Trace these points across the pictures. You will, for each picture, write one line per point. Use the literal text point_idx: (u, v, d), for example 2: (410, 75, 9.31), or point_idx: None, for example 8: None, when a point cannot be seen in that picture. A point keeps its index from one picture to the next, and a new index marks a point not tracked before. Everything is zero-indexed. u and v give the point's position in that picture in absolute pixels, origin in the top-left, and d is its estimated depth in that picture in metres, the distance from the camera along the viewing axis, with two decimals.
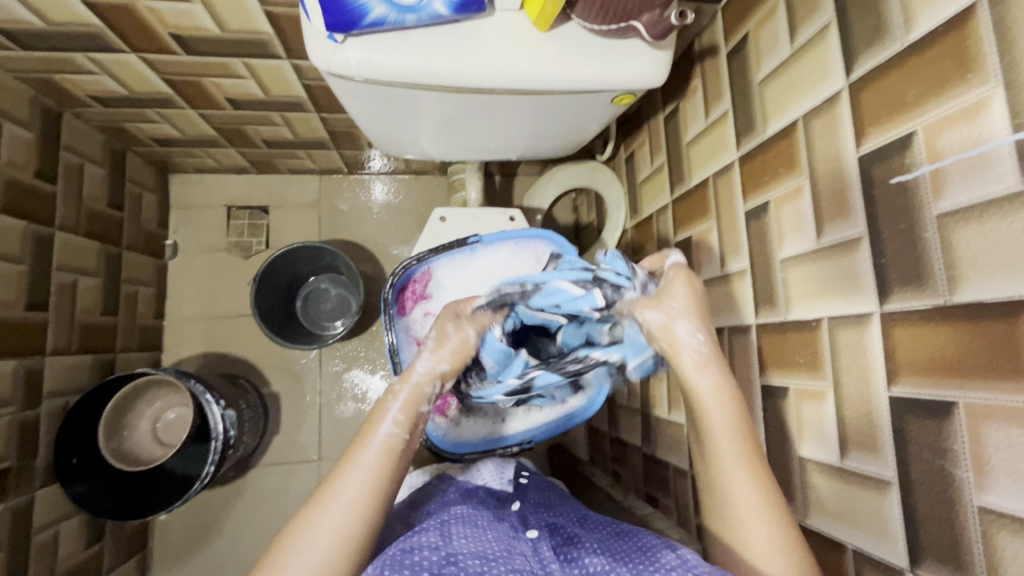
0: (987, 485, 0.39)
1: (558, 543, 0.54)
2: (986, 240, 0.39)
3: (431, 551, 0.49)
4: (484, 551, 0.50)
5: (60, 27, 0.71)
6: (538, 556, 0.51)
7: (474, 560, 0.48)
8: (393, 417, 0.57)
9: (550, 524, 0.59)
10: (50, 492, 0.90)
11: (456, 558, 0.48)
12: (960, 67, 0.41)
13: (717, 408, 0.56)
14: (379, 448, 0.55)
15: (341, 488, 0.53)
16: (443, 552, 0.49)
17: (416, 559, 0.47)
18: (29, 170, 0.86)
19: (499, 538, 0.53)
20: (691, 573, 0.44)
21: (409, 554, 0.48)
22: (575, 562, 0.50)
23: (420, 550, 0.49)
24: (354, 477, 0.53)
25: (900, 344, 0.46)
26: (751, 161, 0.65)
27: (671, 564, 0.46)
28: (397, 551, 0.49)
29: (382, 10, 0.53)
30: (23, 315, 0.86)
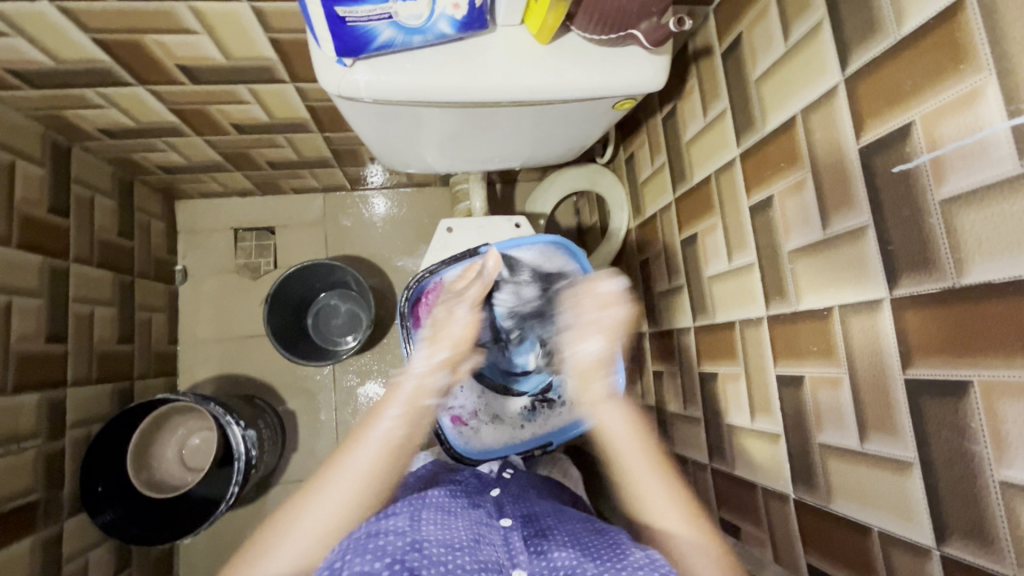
0: (1007, 459, 0.40)
1: (529, 535, 0.55)
2: (990, 222, 0.41)
3: (397, 537, 0.50)
4: (450, 539, 0.51)
5: (70, 65, 0.73)
6: (507, 544, 0.53)
7: (439, 548, 0.49)
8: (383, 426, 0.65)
9: (524, 515, 0.60)
10: (79, 522, 0.91)
11: (421, 545, 0.49)
12: (953, 58, 0.42)
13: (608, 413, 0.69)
14: (363, 460, 0.62)
15: (333, 479, 0.61)
16: (410, 538, 0.50)
17: (379, 546, 0.48)
18: (43, 206, 0.88)
19: (469, 526, 0.54)
20: (659, 572, 0.45)
21: (374, 540, 0.50)
22: (543, 554, 0.51)
23: (386, 535, 0.50)
24: (345, 469, 0.61)
25: (911, 328, 0.47)
26: (752, 157, 0.67)
27: (638, 563, 0.47)
28: (363, 535, 0.50)
29: (389, 33, 0.54)
30: (44, 348, 0.87)
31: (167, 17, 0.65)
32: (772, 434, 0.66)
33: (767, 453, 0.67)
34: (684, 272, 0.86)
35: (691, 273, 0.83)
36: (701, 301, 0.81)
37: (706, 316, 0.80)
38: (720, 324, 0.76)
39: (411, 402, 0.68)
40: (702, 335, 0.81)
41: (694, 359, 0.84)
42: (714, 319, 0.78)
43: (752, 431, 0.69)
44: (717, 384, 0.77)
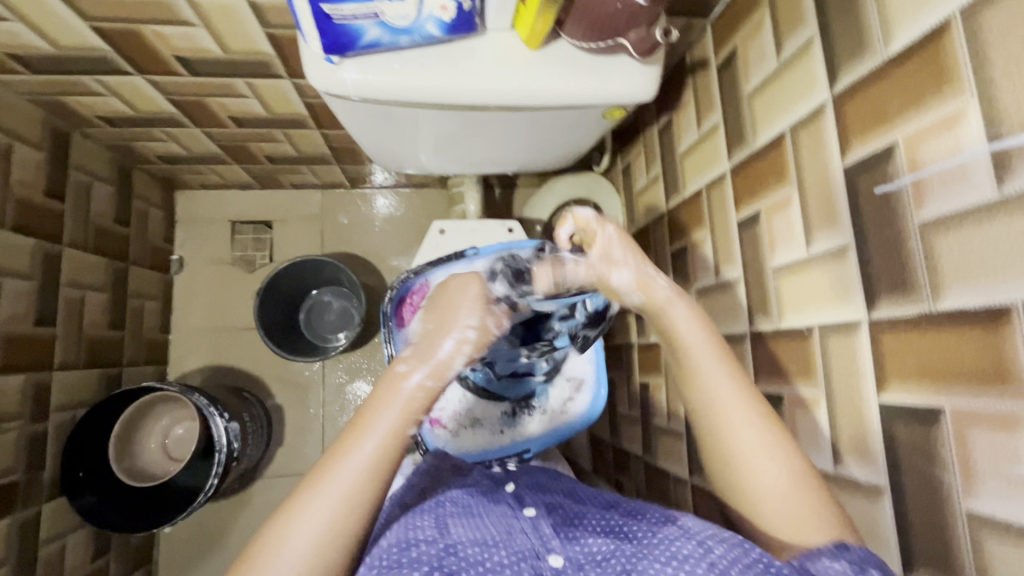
0: (974, 490, 0.39)
1: (558, 518, 0.54)
2: (967, 248, 0.40)
3: (429, 544, 0.47)
4: (483, 538, 0.48)
5: (69, 52, 0.74)
6: (538, 531, 0.50)
7: (474, 549, 0.46)
8: (394, 409, 0.52)
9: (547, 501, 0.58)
10: (58, 506, 0.91)
11: (456, 549, 0.46)
12: (937, 81, 0.42)
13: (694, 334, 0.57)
14: (371, 452, 0.49)
15: (340, 475, 0.48)
16: (442, 544, 0.47)
17: (413, 556, 0.45)
18: (39, 189, 0.89)
19: (497, 521, 0.52)
20: (697, 540, 0.45)
21: (407, 551, 0.46)
22: (575, 539, 0.49)
23: (420, 543, 0.47)
24: (352, 465, 0.49)
25: (888, 352, 0.46)
26: (742, 172, 0.66)
27: (675, 535, 0.46)
28: (393, 546, 0.46)
29: (376, 32, 0.55)
30: (32, 330, 0.88)
31: (164, 8, 0.66)
32: None
33: None
34: (673, 284, 0.85)
35: (680, 286, 0.83)
36: None
37: None
38: None
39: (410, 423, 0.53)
40: None
41: None
42: None
43: None
44: None
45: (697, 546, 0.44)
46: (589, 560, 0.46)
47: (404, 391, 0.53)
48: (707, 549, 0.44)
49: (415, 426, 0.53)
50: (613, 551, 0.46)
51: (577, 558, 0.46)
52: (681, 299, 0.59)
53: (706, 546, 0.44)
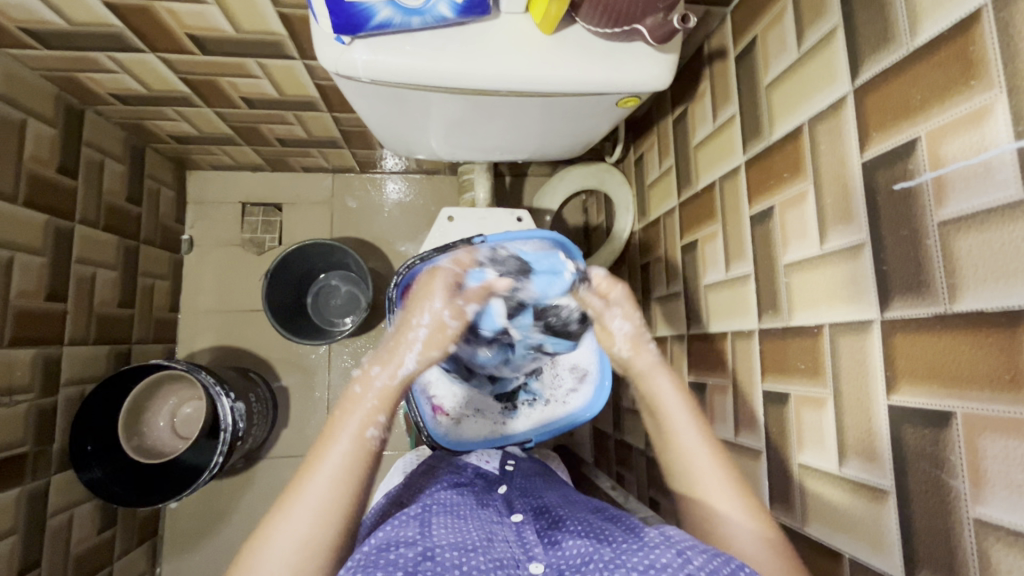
0: (983, 497, 0.39)
1: (543, 527, 0.53)
2: (987, 248, 0.39)
3: (407, 548, 0.46)
4: (465, 541, 0.47)
5: (82, 27, 0.74)
6: (521, 539, 0.50)
7: (453, 551, 0.45)
8: (355, 427, 0.56)
9: (536, 508, 0.58)
10: (67, 477, 0.93)
11: (434, 553, 0.45)
12: (964, 74, 0.40)
13: (663, 378, 0.66)
14: (334, 465, 0.53)
15: (309, 489, 0.52)
16: (420, 547, 0.46)
17: (391, 558, 0.44)
18: (52, 165, 0.89)
19: (480, 526, 0.51)
20: (677, 549, 0.43)
21: (385, 553, 0.45)
22: (558, 545, 0.48)
23: (400, 545, 0.46)
24: (322, 474, 0.53)
25: (900, 353, 0.45)
26: (757, 165, 0.65)
27: (656, 542, 0.45)
28: (373, 550, 0.46)
29: (387, 12, 0.54)
30: (43, 305, 0.89)
31: None
32: (755, 451, 0.64)
33: (748, 468, 0.65)
34: (682, 279, 0.84)
35: (689, 280, 0.82)
36: (696, 310, 0.79)
37: (700, 325, 0.78)
38: (712, 334, 0.75)
39: (375, 410, 0.58)
40: (695, 343, 0.79)
41: (684, 368, 0.82)
42: (707, 329, 0.76)
43: (735, 445, 0.68)
44: (705, 395, 0.75)
45: (677, 555, 0.43)
46: (569, 565, 0.45)
47: (365, 400, 0.58)
48: (686, 558, 0.42)
49: (380, 423, 0.57)
50: (591, 556, 0.45)
51: (557, 565, 0.46)
52: (663, 370, 0.67)
53: (685, 556, 0.42)
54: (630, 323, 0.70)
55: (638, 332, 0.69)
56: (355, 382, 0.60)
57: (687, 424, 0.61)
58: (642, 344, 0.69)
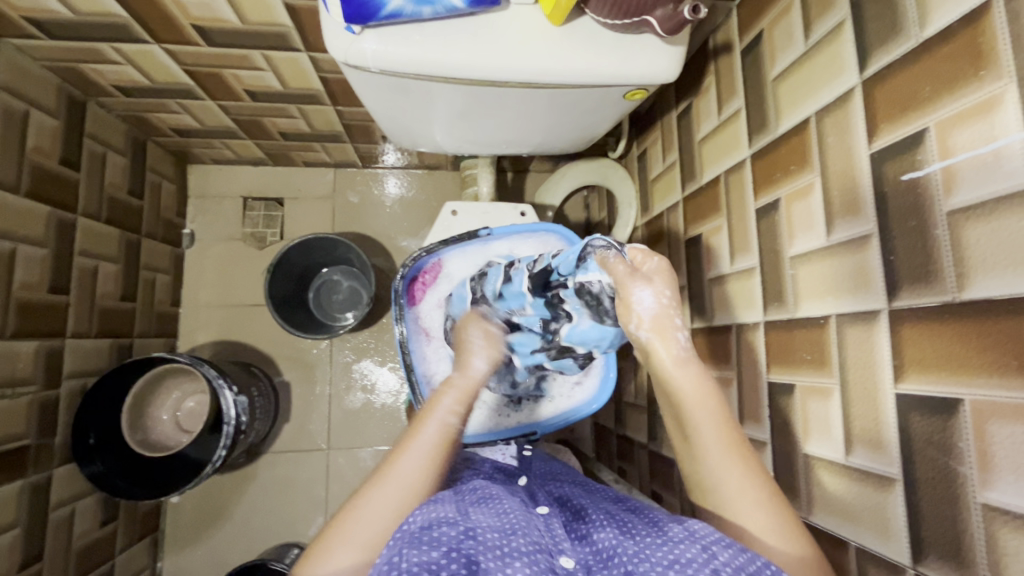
0: (991, 482, 0.39)
1: (568, 519, 0.53)
2: (997, 236, 0.39)
3: (449, 526, 0.45)
4: (505, 523, 0.47)
5: (87, 17, 0.73)
6: (550, 528, 0.50)
7: (494, 533, 0.45)
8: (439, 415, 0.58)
9: (559, 499, 0.58)
10: (69, 470, 0.93)
11: (475, 532, 0.45)
12: (973, 65, 0.41)
13: (687, 379, 0.53)
14: (422, 449, 0.55)
15: (376, 498, 0.52)
16: (462, 526, 0.45)
17: (434, 536, 0.44)
18: (54, 157, 0.89)
19: (515, 509, 0.51)
20: (701, 544, 0.43)
21: (428, 531, 0.44)
22: (586, 539, 0.48)
23: (442, 523, 0.46)
24: (391, 485, 0.52)
25: (908, 343, 0.46)
26: (762, 159, 0.65)
27: (680, 536, 0.45)
28: (417, 528, 0.45)
29: (398, 1, 0.54)
30: (46, 298, 0.88)
31: None
32: (759, 443, 0.65)
33: None
34: (686, 273, 0.84)
35: (693, 274, 0.82)
36: (700, 304, 0.79)
37: (704, 318, 0.78)
38: (717, 327, 0.75)
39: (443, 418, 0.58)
40: (698, 337, 0.80)
41: None
42: (712, 322, 0.76)
43: None
44: None
45: (702, 551, 0.43)
46: (596, 561, 0.45)
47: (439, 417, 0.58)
48: (712, 554, 0.42)
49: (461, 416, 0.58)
50: (618, 550, 0.45)
51: (585, 560, 0.46)
52: (691, 363, 0.53)
53: (711, 552, 0.42)
54: (655, 296, 0.49)
55: (664, 311, 0.50)
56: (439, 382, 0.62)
57: (705, 420, 0.53)
58: (668, 333, 0.51)
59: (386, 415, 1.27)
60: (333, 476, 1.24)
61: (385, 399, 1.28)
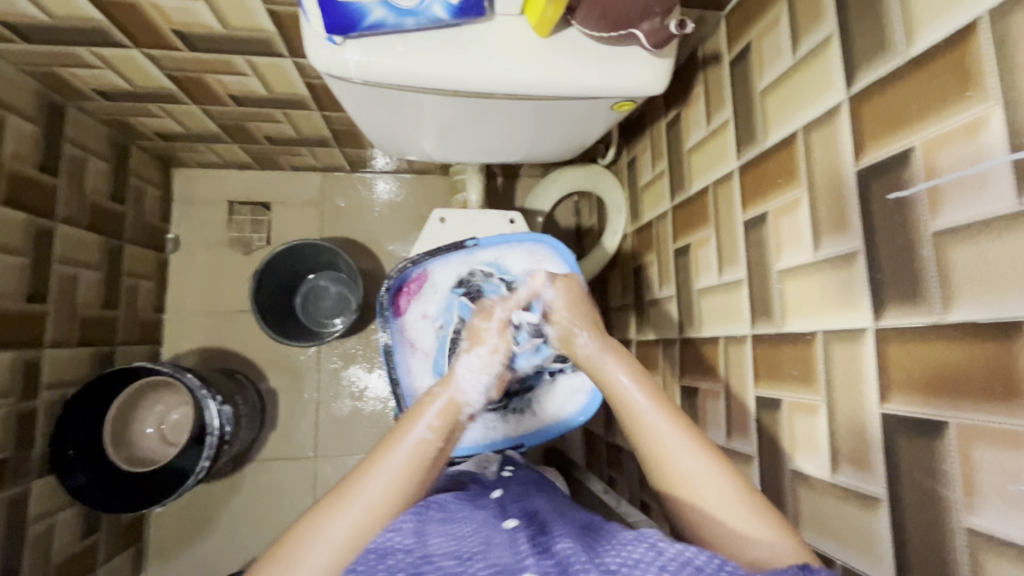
0: (976, 507, 0.39)
1: (534, 531, 0.51)
2: (983, 259, 0.39)
3: (405, 553, 0.46)
4: (461, 549, 0.46)
5: (65, 22, 0.72)
6: (512, 545, 0.48)
7: (451, 560, 0.45)
8: (420, 427, 0.56)
9: (529, 512, 0.56)
10: (47, 483, 0.90)
11: (432, 558, 0.45)
12: (960, 86, 0.40)
13: (659, 418, 0.54)
14: (399, 463, 0.53)
15: (368, 485, 0.51)
16: (418, 553, 0.46)
17: (389, 564, 0.44)
18: (32, 162, 0.87)
19: (476, 531, 0.50)
20: (649, 543, 0.44)
21: (384, 559, 0.45)
22: (548, 549, 0.47)
23: (395, 552, 0.46)
24: (383, 473, 0.52)
25: (893, 361, 0.45)
26: (750, 171, 0.65)
27: (628, 539, 0.45)
28: (370, 554, 0.46)
29: (381, 12, 0.53)
30: (23, 307, 0.86)
31: None
32: (747, 456, 0.65)
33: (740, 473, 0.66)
34: (675, 282, 0.84)
35: (682, 283, 0.82)
36: (688, 315, 0.79)
37: (692, 328, 0.78)
38: (705, 338, 0.75)
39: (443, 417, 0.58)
40: (687, 346, 0.79)
41: (677, 372, 0.83)
42: (700, 333, 0.76)
43: (727, 450, 0.68)
44: (697, 399, 0.75)
45: (650, 549, 0.44)
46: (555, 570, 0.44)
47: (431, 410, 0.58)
48: (659, 551, 0.43)
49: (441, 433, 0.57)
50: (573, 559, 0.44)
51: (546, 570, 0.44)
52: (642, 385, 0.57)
53: (658, 548, 0.43)
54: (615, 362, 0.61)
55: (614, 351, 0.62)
56: (425, 397, 0.60)
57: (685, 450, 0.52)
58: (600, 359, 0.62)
59: (374, 421, 1.26)
60: (320, 484, 1.23)
61: (374, 406, 1.27)
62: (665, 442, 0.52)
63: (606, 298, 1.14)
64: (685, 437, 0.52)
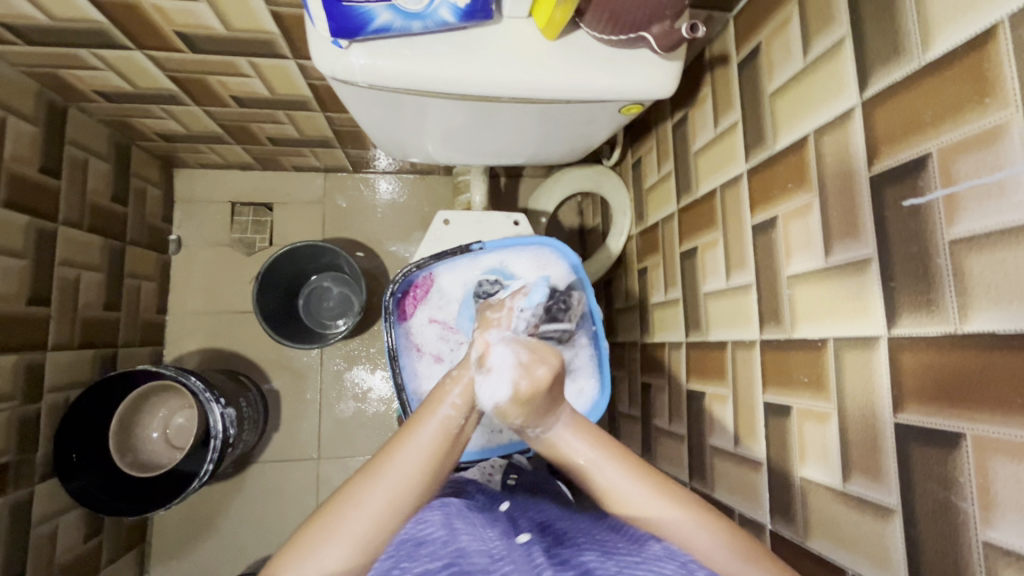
0: (992, 520, 0.39)
1: (550, 544, 0.50)
2: (1002, 269, 0.38)
3: (440, 545, 0.47)
4: (486, 551, 0.47)
5: (66, 23, 0.71)
6: (529, 557, 0.46)
7: (480, 558, 0.45)
8: (444, 405, 0.55)
9: (542, 525, 0.55)
10: (50, 487, 0.90)
11: (463, 554, 0.46)
12: (979, 92, 0.40)
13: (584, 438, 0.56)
14: (428, 439, 0.54)
15: (398, 460, 0.52)
16: (450, 547, 0.47)
17: (429, 552, 0.46)
18: (34, 164, 0.86)
19: (496, 537, 0.49)
20: (679, 561, 0.45)
21: (420, 548, 0.47)
22: (569, 561, 0.45)
23: (433, 541, 0.48)
24: (413, 447, 0.53)
25: (907, 371, 0.45)
26: (759, 175, 0.64)
27: (659, 554, 0.45)
28: (408, 542, 0.48)
29: (387, 16, 0.52)
30: (26, 310, 0.86)
31: None
32: (755, 462, 0.64)
33: (748, 480, 0.65)
34: (681, 285, 0.83)
35: (688, 286, 0.81)
36: (695, 318, 0.78)
37: (699, 332, 0.77)
38: (712, 343, 0.74)
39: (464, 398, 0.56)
40: (694, 350, 0.79)
41: (683, 376, 0.82)
42: (707, 337, 0.75)
43: (735, 456, 0.68)
44: (704, 403, 0.75)
45: (680, 567, 0.44)
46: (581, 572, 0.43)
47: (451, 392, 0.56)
48: (689, 570, 0.44)
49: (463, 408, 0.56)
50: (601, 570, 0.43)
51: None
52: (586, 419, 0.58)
53: (688, 569, 0.44)
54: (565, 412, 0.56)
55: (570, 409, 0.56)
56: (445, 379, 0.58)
57: (619, 478, 0.53)
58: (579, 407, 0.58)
59: (378, 423, 1.26)
60: (324, 485, 1.23)
61: (377, 407, 1.26)
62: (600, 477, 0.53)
63: (610, 299, 1.14)
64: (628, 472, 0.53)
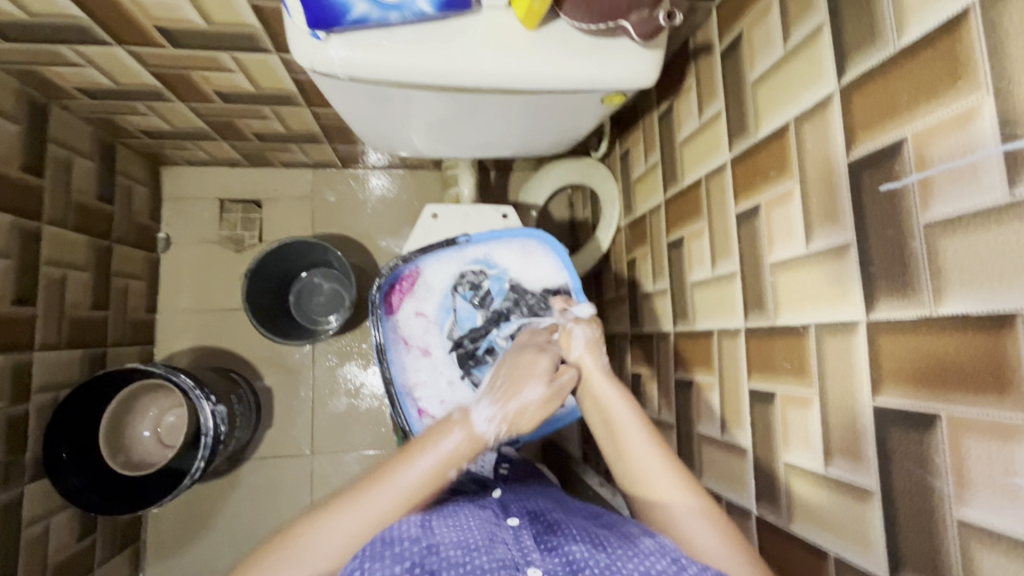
0: (967, 498, 0.39)
1: (540, 531, 0.51)
2: (975, 251, 0.38)
3: (411, 542, 0.45)
4: (466, 540, 0.46)
5: (44, 19, 0.70)
6: (519, 543, 0.48)
7: (456, 550, 0.45)
8: (439, 451, 0.54)
9: (531, 512, 0.56)
10: (41, 486, 0.90)
11: (438, 548, 0.44)
12: (952, 75, 0.40)
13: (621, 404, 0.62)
14: (411, 482, 0.51)
15: (375, 497, 0.50)
16: (425, 542, 0.45)
17: (397, 551, 0.44)
18: (16, 163, 0.85)
19: (481, 526, 0.50)
20: (671, 557, 0.44)
21: (390, 545, 0.45)
22: (556, 549, 0.46)
23: (404, 539, 0.46)
24: (392, 488, 0.51)
25: (885, 354, 0.45)
26: (742, 163, 0.65)
27: (650, 550, 0.46)
28: (377, 541, 0.45)
29: (364, 7, 0.52)
30: (11, 311, 0.85)
31: None
32: (742, 449, 0.65)
33: (735, 466, 0.66)
34: (668, 274, 0.84)
35: (675, 276, 0.81)
36: (682, 308, 0.79)
37: (686, 321, 0.78)
38: (698, 332, 0.74)
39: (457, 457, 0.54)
40: (681, 340, 0.79)
41: (671, 365, 0.82)
42: (694, 326, 0.76)
43: (722, 443, 0.68)
44: (692, 391, 0.75)
45: (671, 563, 0.44)
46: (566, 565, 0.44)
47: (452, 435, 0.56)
48: (681, 565, 0.44)
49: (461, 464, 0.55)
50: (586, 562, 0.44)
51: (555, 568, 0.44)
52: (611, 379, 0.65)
53: (681, 564, 0.44)
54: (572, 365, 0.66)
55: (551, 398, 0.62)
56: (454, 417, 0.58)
57: (635, 435, 0.58)
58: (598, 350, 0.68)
59: (371, 418, 1.26)
60: (317, 481, 1.23)
61: (370, 402, 1.26)
62: (625, 434, 0.59)
63: (601, 291, 1.14)
64: (646, 435, 0.58)
